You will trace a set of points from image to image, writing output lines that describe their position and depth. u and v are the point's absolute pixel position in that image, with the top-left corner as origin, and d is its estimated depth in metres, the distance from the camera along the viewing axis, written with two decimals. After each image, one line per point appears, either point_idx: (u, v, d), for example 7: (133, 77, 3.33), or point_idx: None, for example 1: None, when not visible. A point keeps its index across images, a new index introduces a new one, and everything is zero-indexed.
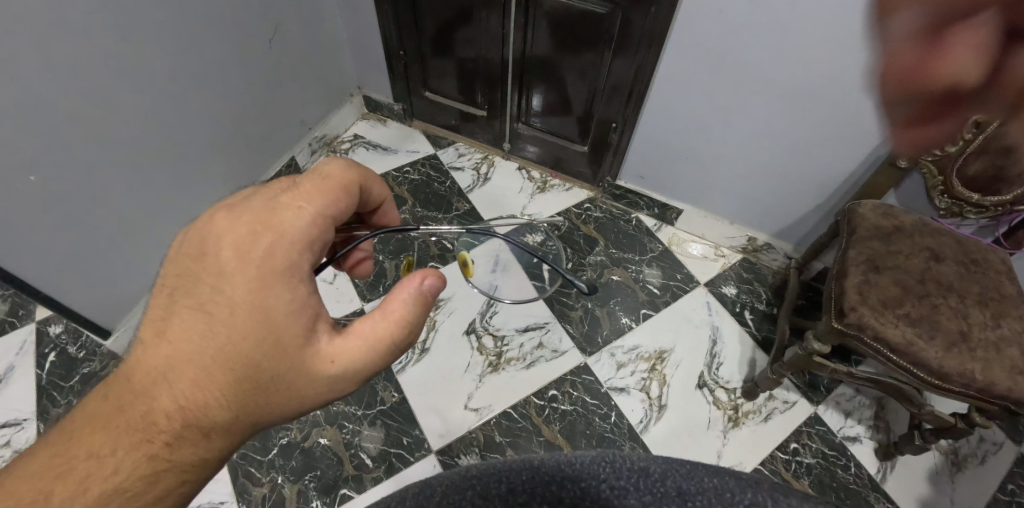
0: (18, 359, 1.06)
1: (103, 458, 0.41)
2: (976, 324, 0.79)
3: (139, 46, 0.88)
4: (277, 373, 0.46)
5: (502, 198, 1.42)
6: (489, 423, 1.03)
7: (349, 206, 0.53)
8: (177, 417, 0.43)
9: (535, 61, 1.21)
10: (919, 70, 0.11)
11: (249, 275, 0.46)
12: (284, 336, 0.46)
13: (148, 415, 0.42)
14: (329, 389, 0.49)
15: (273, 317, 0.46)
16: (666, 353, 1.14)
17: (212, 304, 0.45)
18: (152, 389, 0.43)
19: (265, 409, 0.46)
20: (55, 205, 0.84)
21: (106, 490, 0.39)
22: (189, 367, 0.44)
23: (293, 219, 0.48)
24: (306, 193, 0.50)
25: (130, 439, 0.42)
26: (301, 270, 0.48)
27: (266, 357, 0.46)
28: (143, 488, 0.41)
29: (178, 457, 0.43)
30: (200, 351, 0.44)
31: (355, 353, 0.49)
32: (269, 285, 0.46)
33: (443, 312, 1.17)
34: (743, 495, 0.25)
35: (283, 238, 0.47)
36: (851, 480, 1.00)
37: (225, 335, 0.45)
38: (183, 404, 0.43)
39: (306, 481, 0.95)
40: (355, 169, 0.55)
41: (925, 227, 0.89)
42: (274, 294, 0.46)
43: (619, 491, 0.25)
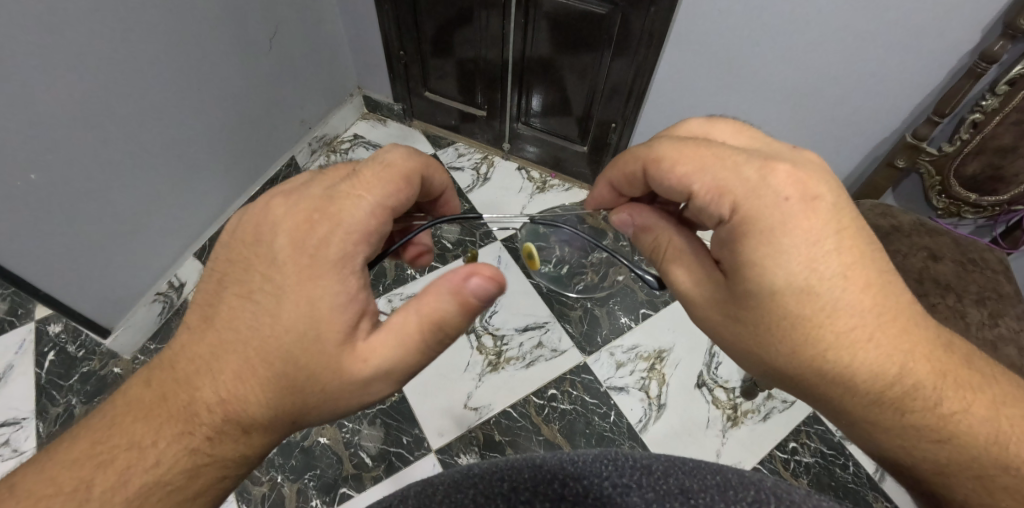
0: (17, 358, 1.06)
1: (143, 449, 0.42)
2: (974, 323, 0.80)
3: (141, 45, 0.88)
4: (314, 373, 0.44)
5: (502, 197, 1.42)
6: (489, 422, 1.03)
7: (409, 197, 0.52)
8: (219, 411, 0.44)
9: (536, 61, 1.21)
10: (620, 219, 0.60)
11: (300, 264, 0.45)
12: (324, 333, 0.44)
13: (190, 406, 0.44)
14: (367, 391, 0.46)
15: (317, 310, 0.44)
16: (666, 352, 1.15)
17: (260, 293, 0.45)
18: (197, 380, 0.45)
19: (300, 409, 0.45)
20: (56, 203, 0.84)
21: (148, 480, 0.41)
22: (232, 359, 0.44)
23: (352, 209, 0.47)
24: (366, 182, 0.49)
25: (174, 428, 0.43)
26: (353, 262, 0.46)
27: (303, 354, 0.44)
28: (184, 482, 0.42)
29: (218, 452, 0.44)
30: (243, 343, 0.45)
31: (388, 349, 0.45)
32: (319, 276, 0.45)
33: None
34: (746, 493, 0.25)
35: (340, 227, 0.46)
36: (850, 478, 1.00)
37: (266, 328, 0.44)
38: (224, 397, 0.44)
39: (306, 480, 0.95)
40: (415, 158, 0.53)
41: (924, 226, 0.89)
42: (322, 286, 0.45)
43: (622, 489, 0.25)
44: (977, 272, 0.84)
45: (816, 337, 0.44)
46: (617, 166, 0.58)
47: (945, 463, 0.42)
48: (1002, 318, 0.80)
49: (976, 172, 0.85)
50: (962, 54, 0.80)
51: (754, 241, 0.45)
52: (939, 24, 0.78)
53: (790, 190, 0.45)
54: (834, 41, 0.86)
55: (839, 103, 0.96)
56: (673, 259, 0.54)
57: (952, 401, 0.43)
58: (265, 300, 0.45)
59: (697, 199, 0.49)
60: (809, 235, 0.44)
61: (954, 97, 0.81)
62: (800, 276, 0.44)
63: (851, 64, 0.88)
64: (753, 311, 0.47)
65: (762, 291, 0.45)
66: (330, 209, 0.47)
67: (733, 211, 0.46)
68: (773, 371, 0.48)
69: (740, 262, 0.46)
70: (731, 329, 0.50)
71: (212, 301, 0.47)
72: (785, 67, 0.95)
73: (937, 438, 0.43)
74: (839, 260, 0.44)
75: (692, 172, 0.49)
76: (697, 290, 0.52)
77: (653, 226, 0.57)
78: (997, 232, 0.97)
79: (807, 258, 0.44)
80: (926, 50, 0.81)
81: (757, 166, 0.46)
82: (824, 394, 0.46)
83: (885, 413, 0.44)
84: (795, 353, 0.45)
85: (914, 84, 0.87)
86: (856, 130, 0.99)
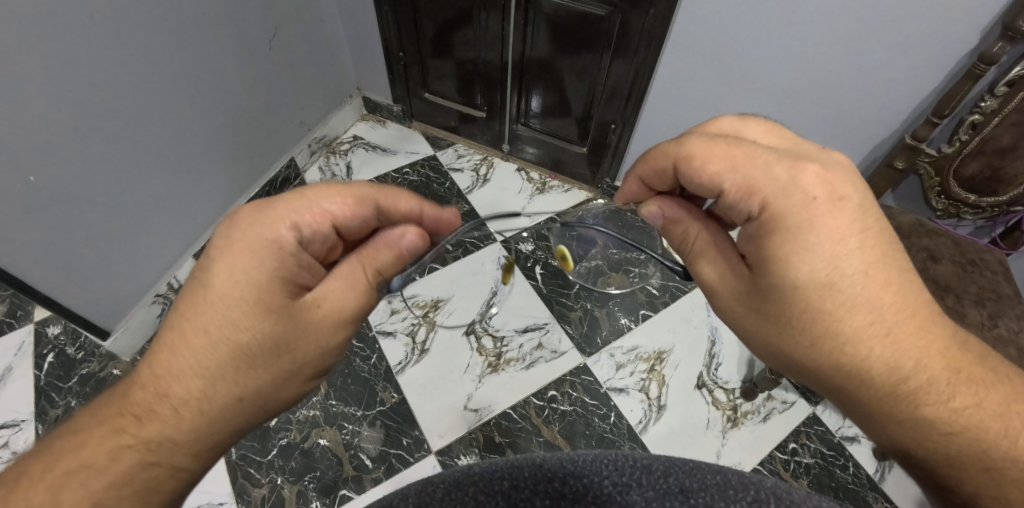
0: (16, 360, 1.05)
1: (81, 434, 0.42)
2: (974, 324, 0.80)
3: (140, 45, 0.88)
4: (255, 338, 0.47)
5: (502, 198, 1.42)
6: (489, 423, 1.03)
7: (362, 214, 0.54)
8: (154, 389, 0.44)
9: (535, 62, 1.21)
10: (649, 216, 0.62)
11: (229, 249, 0.47)
12: (264, 301, 0.47)
13: (130, 389, 0.45)
14: (313, 339, 0.50)
15: (252, 284, 0.47)
16: (666, 353, 1.15)
17: (196, 278, 0.47)
18: (139, 364, 0.46)
19: (241, 377, 0.46)
20: (53, 204, 0.84)
21: (71, 466, 0.39)
22: (170, 341, 0.46)
23: (289, 204, 0.50)
24: (313, 188, 0.52)
25: (111, 408, 0.44)
26: (283, 249, 0.48)
27: (242, 323, 0.46)
28: (104, 464, 0.40)
29: (143, 435, 0.43)
30: (179, 325, 0.46)
31: (336, 295, 0.51)
32: (249, 257, 0.47)
33: (442, 313, 1.17)
34: (745, 492, 0.25)
35: (269, 217, 0.49)
36: (850, 479, 1.00)
37: (204, 317, 0.46)
38: (160, 377, 0.44)
39: (305, 482, 0.95)
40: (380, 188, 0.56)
41: (923, 227, 0.89)
42: (253, 265, 0.47)
43: (622, 488, 0.25)
44: (976, 273, 0.84)
45: (835, 330, 0.45)
46: (647, 164, 0.57)
47: (956, 453, 0.42)
48: (1002, 319, 0.80)
49: (976, 173, 0.85)
50: (962, 55, 0.80)
51: (781, 237, 0.46)
52: (938, 25, 0.78)
53: (819, 191, 0.45)
54: (833, 43, 0.87)
55: (838, 103, 0.96)
56: (702, 253, 0.55)
57: (963, 396, 0.43)
58: (197, 282, 0.47)
59: (728, 197, 0.49)
60: (836, 234, 0.44)
61: (953, 98, 0.81)
62: (822, 273, 0.44)
63: (851, 65, 0.88)
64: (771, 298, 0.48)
65: (785, 286, 0.46)
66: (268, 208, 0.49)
67: (763, 208, 0.47)
68: (789, 363, 0.50)
69: (766, 258, 0.47)
70: (750, 320, 0.51)
71: (198, 279, 0.47)
72: (785, 67, 0.94)
73: (949, 431, 0.43)
74: (865, 259, 0.44)
75: (716, 172, 0.49)
76: (721, 283, 0.53)
77: (682, 218, 0.58)
78: (997, 233, 0.97)
79: (831, 256, 0.44)
80: (925, 52, 0.81)
81: (790, 164, 0.46)
82: (842, 387, 0.46)
83: (897, 404, 0.44)
84: (812, 345, 0.46)
85: (913, 84, 0.87)
86: (855, 131, 0.99)
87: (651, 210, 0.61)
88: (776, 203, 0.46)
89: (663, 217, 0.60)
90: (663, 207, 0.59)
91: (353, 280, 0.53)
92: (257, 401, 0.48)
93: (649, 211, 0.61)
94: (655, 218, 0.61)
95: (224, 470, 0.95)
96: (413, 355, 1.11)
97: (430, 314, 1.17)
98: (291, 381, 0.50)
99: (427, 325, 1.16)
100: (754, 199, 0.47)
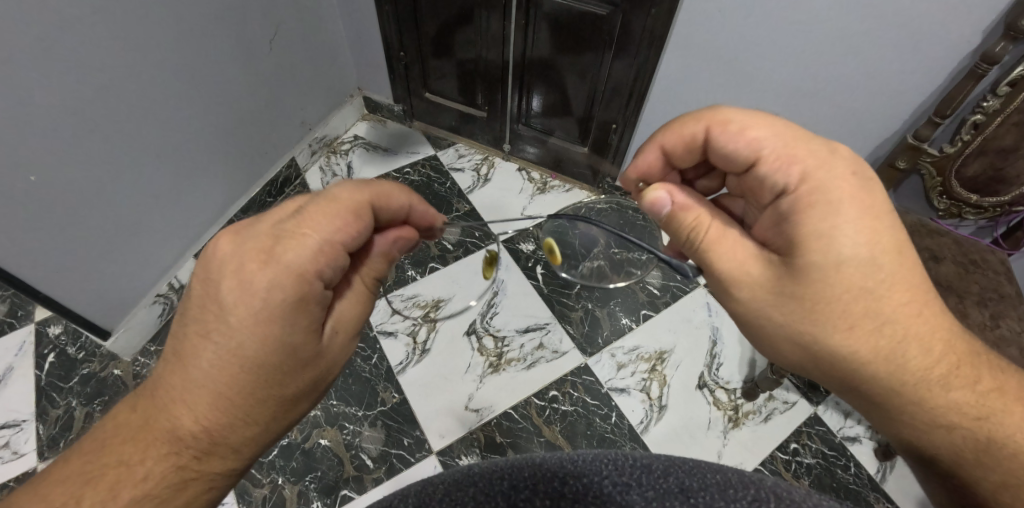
0: (17, 360, 1.05)
1: (130, 466, 0.41)
2: (976, 324, 0.79)
3: (140, 45, 0.87)
4: (295, 381, 0.48)
5: (502, 197, 1.41)
6: (490, 423, 1.03)
7: (360, 229, 0.51)
8: (203, 436, 0.44)
9: (536, 62, 1.21)
10: (653, 205, 0.56)
11: (253, 307, 0.44)
12: (300, 351, 0.47)
13: (172, 432, 0.43)
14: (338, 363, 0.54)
15: (284, 343, 0.46)
16: (666, 353, 1.15)
17: (218, 332, 0.44)
18: (171, 409, 0.44)
19: (285, 410, 0.49)
20: (53, 204, 0.84)
21: (137, 495, 0.40)
22: (204, 391, 0.44)
23: (296, 250, 0.46)
24: (312, 219, 0.48)
25: (158, 451, 0.43)
26: (311, 300, 0.47)
27: (282, 374, 0.47)
28: (171, 495, 0.42)
29: (206, 468, 0.44)
30: (211, 377, 0.44)
31: (348, 314, 0.54)
32: (277, 316, 0.45)
33: (444, 313, 1.17)
34: (746, 492, 0.25)
35: (284, 271, 0.45)
36: (851, 480, 1.00)
37: (236, 362, 0.44)
38: (205, 424, 0.44)
39: (307, 482, 0.95)
40: (364, 189, 0.54)
41: (925, 227, 0.89)
42: (282, 324, 0.45)
43: (622, 487, 0.25)
44: (978, 273, 0.84)
45: (875, 310, 0.46)
46: (674, 129, 0.56)
47: (985, 439, 0.44)
48: (1004, 319, 0.80)
49: (978, 173, 0.85)
50: (963, 55, 0.80)
51: (821, 210, 0.46)
52: (941, 25, 0.78)
53: (854, 167, 0.47)
54: (835, 43, 0.86)
55: (840, 104, 0.96)
56: (719, 237, 0.53)
57: (987, 380, 0.47)
58: (223, 340, 0.44)
59: (763, 165, 0.51)
60: (870, 210, 0.46)
61: (955, 98, 0.80)
62: (864, 249, 0.45)
63: (852, 65, 0.88)
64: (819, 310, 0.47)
65: (826, 262, 0.46)
66: (276, 264, 0.45)
67: (802, 179, 0.48)
68: (817, 352, 0.49)
69: (804, 232, 0.47)
70: (782, 307, 0.49)
71: (221, 333, 0.44)
72: (787, 68, 0.94)
73: (978, 416, 0.45)
74: (876, 232, 0.45)
75: (757, 139, 0.51)
76: (745, 268, 0.51)
77: (695, 206, 0.55)
78: (999, 233, 0.96)
79: (871, 230, 0.45)
80: (927, 52, 0.81)
81: (827, 144, 0.49)
82: (875, 373, 0.47)
83: (931, 391, 0.46)
84: (846, 332, 0.47)
85: (914, 84, 0.87)
86: (857, 131, 0.99)
87: (657, 197, 0.56)
88: (821, 176, 0.47)
89: (671, 205, 0.55)
90: (674, 196, 0.55)
91: (359, 295, 0.56)
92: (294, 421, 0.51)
93: (654, 201, 0.56)
94: (660, 208, 0.56)
95: None
96: (413, 355, 1.11)
97: (430, 314, 1.17)
98: (316, 390, 0.52)
99: (427, 325, 1.16)
100: (794, 170, 0.48)
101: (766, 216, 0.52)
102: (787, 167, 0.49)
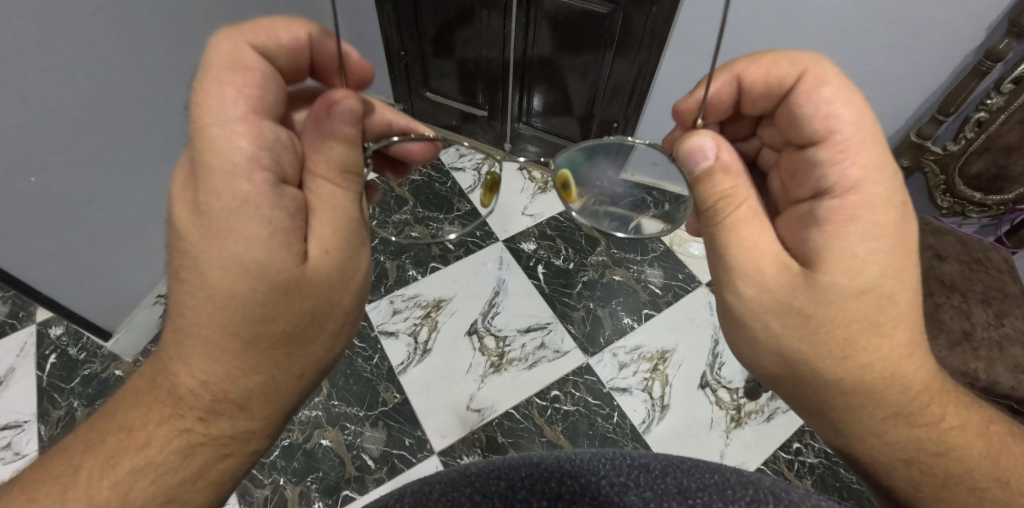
0: (18, 361, 1.05)
1: (133, 431, 0.42)
2: (980, 323, 0.79)
3: (141, 46, 0.87)
4: (284, 328, 0.44)
5: None
6: (491, 424, 1.03)
7: (262, 97, 0.45)
8: (203, 393, 0.43)
9: (537, 61, 1.21)
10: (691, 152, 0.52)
11: (201, 231, 0.42)
12: (273, 277, 0.43)
13: (174, 392, 0.43)
14: (337, 306, 0.49)
15: (249, 269, 0.42)
16: (668, 353, 1.14)
17: (186, 271, 0.42)
18: (172, 367, 0.44)
19: (288, 361, 0.46)
20: (53, 206, 0.83)
21: (139, 463, 0.41)
22: (193, 342, 0.43)
23: (221, 142, 0.41)
24: (212, 103, 0.42)
25: (162, 413, 0.43)
26: (269, 217, 0.42)
27: (263, 315, 0.43)
28: (178, 462, 0.42)
29: (212, 431, 0.44)
30: (195, 325, 0.42)
31: (327, 234, 0.47)
32: (224, 232, 0.41)
33: (444, 313, 1.18)
34: (744, 492, 0.25)
35: (219, 170, 0.41)
36: (854, 479, 1.00)
37: (209, 302, 0.42)
38: (202, 380, 0.43)
39: (308, 482, 0.95)
40: (242, 36, 0.46)
41: (928, 225, 0.89)
42: (232, 239, 0.41)
43: (619, 488, 0.25)
44: (982, 272, 0.84)
45: (884, 342, 0.46)
46: (765, 61, 0.54)
47: (942, 476, 0.44)
48: (1008, 318, 0.80)
49: (981, 171, 0.84)
50: (966, 52, 0.79)
51: (856, 228, 0.46)
52: (943, 23, 0.77)
53: (900, 197, 0.47)
54: (836, 42, 0.86)
55: None
56: (748, 219, 0.49)
57: (951, 418, 0.47)
58: (191, 275, 0.42)
59: (824, 147, 0.50)
60: (893, 239, 0.46)
61: (959, 96, 0.80)
62: (887, 281, 0.45)
63: (854, 63, 0.88)
64: (819, 281, 0.46)
65: (847, 288, 0.45)
66: (203, 172, 0.41)
67: (851, 190, 0.47)
68: (799, 367, 0.49)
69: (825, 244, 0.46)
70: (784, 320, 0.48)
71: (189, 271, 0.42)
72: None
73: (937, 452, 0.45)
74: (893, 253, 0.45)
75: (830, 112, 0.49)
76: (771, 249, 0.48)
77: (734, 172, 0.50)
78: (1002, 231, 0.96)
79: (898, 264, 0.46)
80: (929, 50, 0.81)
81: (893, 166, 0.48)
82: (852, 401, 0.47)
83: (892, 427, 0.46)
84: (839, 285, 0.45)
85: (915, 81, 0.86)
86: None
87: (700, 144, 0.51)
88: (869, 191, 0.46)
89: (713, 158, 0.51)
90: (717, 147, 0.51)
91: (332, 197, 0.48)
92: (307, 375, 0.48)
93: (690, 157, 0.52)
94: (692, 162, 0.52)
95: None
96: (414, 355, 1.11)
97: (431, 314, 1.17)
98: (324, 337, 0.49)
99: (428, 325, 1.15)
100: (847, 177, 0.47)
101: (792, 215, 0.52)
102: (842, 166, 0.48)
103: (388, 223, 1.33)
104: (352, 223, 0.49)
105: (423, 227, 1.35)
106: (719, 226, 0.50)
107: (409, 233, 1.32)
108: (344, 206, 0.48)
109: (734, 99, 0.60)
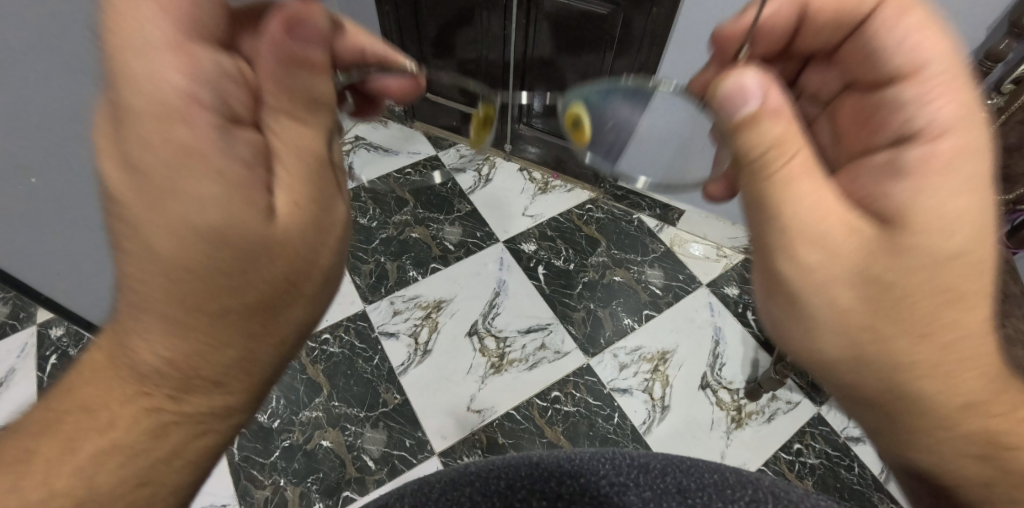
0: (19, 362, 1.05)
1: (93, 410, 0.36)
2: None
3: None
4: (251, 295, 0.37)
5: (502, 197, 1.41)
6: (492, 424, 1.03)
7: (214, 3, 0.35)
8: (169, 369, 0.36)
9: (538, 62, 1.19)
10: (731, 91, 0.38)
11: (134, 186, 0.33)
12: (246, 232, 0.35)
13: (137, 366, 0.36)
14: (319, 262, 0.42)
15: (199, 224, 0.33)
16: (669, 354, 1.14)
17: (128, 227, 0.34)
18: (128, 338, 0.36)
19: (263, 331, 0.39)
20: None
21: (102, 445, 0.35)
22: (152, 310, 0.35)
23: (132, 67, 0.32)
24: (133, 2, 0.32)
25: (127, 390, 0.36)
26: (219, 163, 0.33)
27: (230, 277, 0.35)
28: (148, 443, 0.36)
29: (187, 407, 0.37)
30: (154, 292, 0.35)
31: (297, 186, 0.39)
32: (167, 183, 0.32)
33: (444, 314, 1.18)
34: (744, 492, 0.25)
35: (155, 100, 0.32)
36: (855, 480, 1.00)
37: (159, 269, 0.34)
38: (167, 356, 0.36)
39: (309, 483, 0.94)
40: None
41: None
42: (191, 182, 0.33)
43: (618, 488, 0.25)
44: None
45: (960, 325, 0.35)
46: None
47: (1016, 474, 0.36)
48: (1010, 318, 0.80)
49: None
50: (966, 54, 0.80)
51: (933, 183, 0.35)
52: None
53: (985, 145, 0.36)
54: None
55: None
56: (803, 171, 0.38)
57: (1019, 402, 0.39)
58: (132, 234, 0.34)
59: (915, 84, 0.41)
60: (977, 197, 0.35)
61: None
62: (974, 245, 0.35)
63: None
64: (905, 243, 0.35)
65: (929, 255, 0.35)
66: (130, 119, 0.32)
67: (942, 132, 0.37)
68: (856, 354, 0.38)
69: (906, 203, 0.36)
70: (856, 291, 0.37)
71: (132, 229, 0.34)
72: None
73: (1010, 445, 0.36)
74: (981, 214, 0.35)
75: (921, 49, 0.41)
76: (836, 209, 0.37)
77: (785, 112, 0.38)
78: None
79: (985, 230, 0.35)
80: None
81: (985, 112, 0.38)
82: (921, 391, 0.37)
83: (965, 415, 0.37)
84: (929, 248, 0.35)
85: None
86: None
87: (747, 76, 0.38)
88: (956, 140, 0.36)
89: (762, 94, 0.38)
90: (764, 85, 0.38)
91: (298, 136, 0.40)
92: (289, 339, 0.42)
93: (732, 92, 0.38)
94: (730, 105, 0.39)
95: (225, 470, 0.95)
96: (414, 356, 1.11)
97: (431, 314, 1.17)
98: (308, 294, 0.42)
99: (428, 326, 1.15)
100: (939, 119, 0.37)
101: (864, 172, 0.42)
102: (932, 105, 0.38)
103: (388, 224, 1.33)
104: (320, 161, 0.41)
105: (423, 228, 1.33)
106: (767, 180, 0.38)
107: (409, 233, 1.32)
108: (312, 141, 0.41)
109: (791, 25, 0.53)
